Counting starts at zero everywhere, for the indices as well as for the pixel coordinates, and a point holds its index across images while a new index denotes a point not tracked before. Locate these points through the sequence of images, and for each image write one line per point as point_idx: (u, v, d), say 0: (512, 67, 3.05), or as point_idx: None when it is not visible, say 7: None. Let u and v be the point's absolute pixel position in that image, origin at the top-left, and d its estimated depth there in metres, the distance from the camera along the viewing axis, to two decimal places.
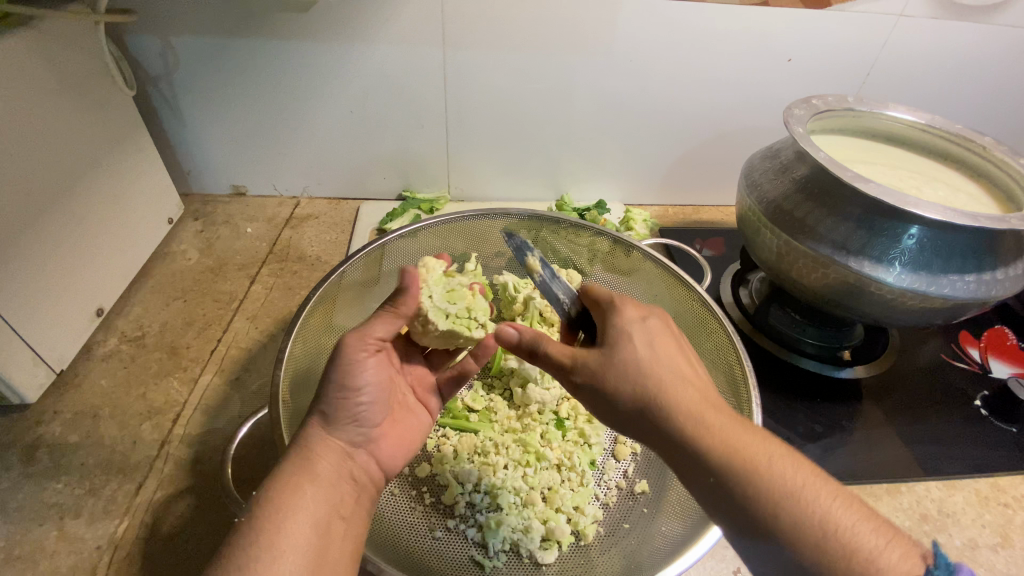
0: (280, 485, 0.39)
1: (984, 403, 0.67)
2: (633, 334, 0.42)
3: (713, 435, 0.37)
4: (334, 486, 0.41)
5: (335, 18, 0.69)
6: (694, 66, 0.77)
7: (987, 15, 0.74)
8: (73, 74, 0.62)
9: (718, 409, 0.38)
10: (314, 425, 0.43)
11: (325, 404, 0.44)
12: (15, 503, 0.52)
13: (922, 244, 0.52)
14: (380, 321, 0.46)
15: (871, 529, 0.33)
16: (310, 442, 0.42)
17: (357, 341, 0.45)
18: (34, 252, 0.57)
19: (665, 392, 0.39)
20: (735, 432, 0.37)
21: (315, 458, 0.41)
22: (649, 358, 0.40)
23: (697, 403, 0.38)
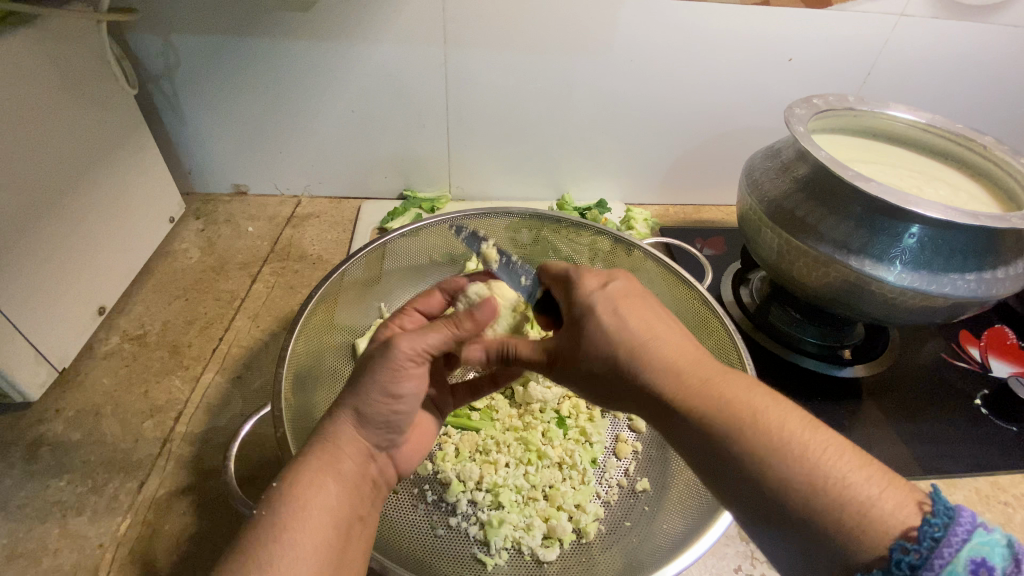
0: (305, 487, 0.37)
1: (984, 402, 0.67)
2: (597, 303, 0.40)
3: (693, 398, 0.36)
4: (355, 492, 0.40)
5: (337, 17, 0.69)
6: (695, 66, 0.77)
7: (987, 15, 0.74)
8: (76, 72, 0.62)
9: (699, 369, 0.37)
10: (345, 422, 0.41)
11: (362, 406, 0.41)
12: (17, 500, 0.53)
13: (922, 243, 0.52)
14: (435, 334, 0.42)
15: (865, 479, 0.31)
16: (340, 440, 0.40)
17: (410, 353, 0.40)
18: (36, 250, 0.58)
19: (640, 362, 0.37)
20: (718, 390, 0.36)
21: (342, 459, 0.40)
22: (617, 328, 0.38)
23: (676, 366, 0.37)
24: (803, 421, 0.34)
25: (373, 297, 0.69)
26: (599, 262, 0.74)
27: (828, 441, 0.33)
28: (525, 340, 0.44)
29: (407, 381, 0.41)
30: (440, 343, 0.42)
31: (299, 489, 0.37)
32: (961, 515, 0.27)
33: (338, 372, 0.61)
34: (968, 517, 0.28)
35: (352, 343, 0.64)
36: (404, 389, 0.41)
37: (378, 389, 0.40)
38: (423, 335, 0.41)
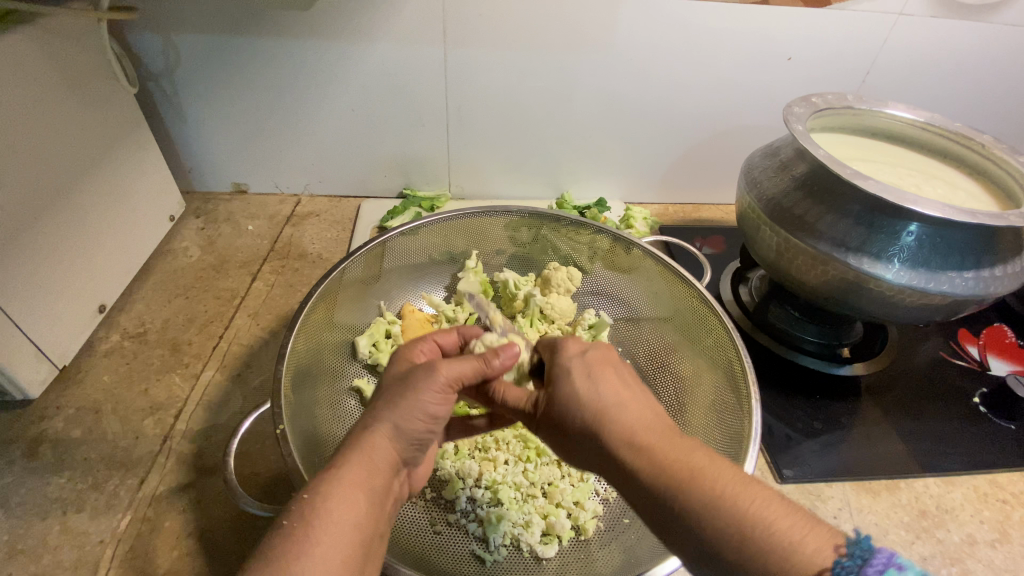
0: (338, 499, 0.36)
1: (982, 400, 0.67)
2: (573, 367, 0.41)
3: (643, 456, 0.36)
4: (381, 507, 0.39)
5: (337, 15, 0.69)
6: (694, 65, 0.77)
7: (986, 14, 0.74)
8: (76, 71, 0.62)
9: (655, 430, 0.37)
10: (381, 435, 0.40)
11: (398, 421, 0.40)
12: (18, 498, 0.53)
13: (921, 241, 0.52)
14: (469, 363, 0.42)
15: (789, 527, 0.32)
16: (375, 451, 0.39)
17: (448, 380, 0.41)
18: (36, 248, 0.58)
19: (603, 422, 0.38)
20: (669, 449, 0.36)
21: (375, 473, 0.39)
22: (587, 390, 0.39)
23: (633, 426, 0.37)
24: (745, 478, 0.34)
25: (373, 295, 0.69)
26: (598, 261, 0.74)
27: (768, 496, 0.33)
28: (513, 388, 0.46)
29: (440, 404, 0.41)
30: (472, 376, 0.42)
31: (333, 500, 0.36)
32: (878, 556, 0.29)
33: (338, 370, 0.61)
34: (885, 556, 0.30)
35: (351, 341, 0.64)
36: (437, 410, 0.41)
37: (416, 407, 0.40)
38: (459, 364, 0.42)
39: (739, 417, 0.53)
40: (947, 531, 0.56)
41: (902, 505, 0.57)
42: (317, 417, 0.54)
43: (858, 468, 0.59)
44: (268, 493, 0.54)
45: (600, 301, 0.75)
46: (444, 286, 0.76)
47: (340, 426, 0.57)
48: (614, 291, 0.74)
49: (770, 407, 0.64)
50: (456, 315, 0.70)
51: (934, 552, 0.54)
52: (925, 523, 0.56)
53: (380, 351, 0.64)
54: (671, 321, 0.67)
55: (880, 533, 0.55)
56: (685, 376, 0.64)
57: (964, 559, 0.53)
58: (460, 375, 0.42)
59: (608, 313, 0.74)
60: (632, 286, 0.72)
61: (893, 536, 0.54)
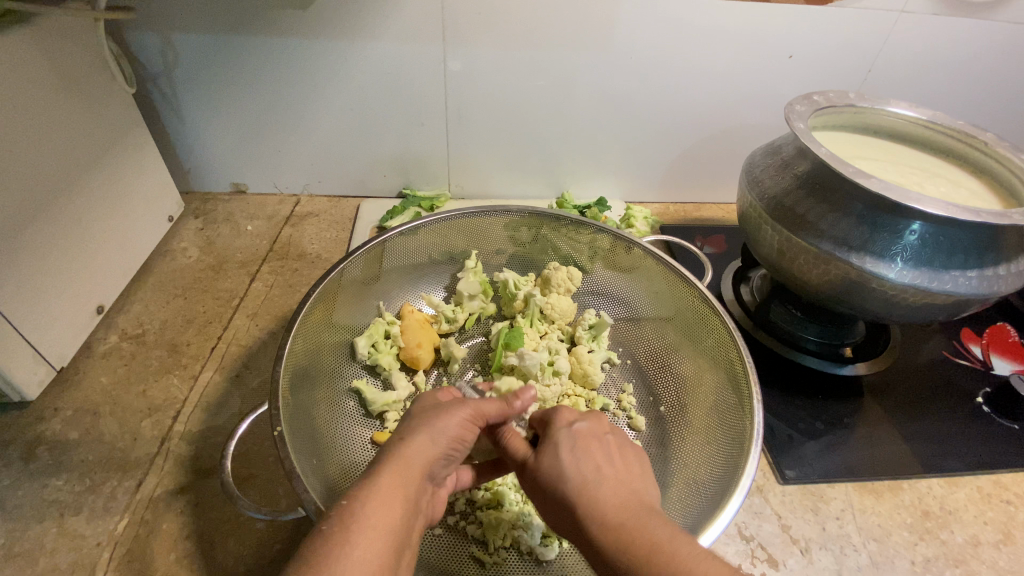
0: (373, 505, 0.36)
1: (985, 400, 0.67)
2: (560, 439, 0.43)
3: (608, 532, 0.37)
4: (411, 521, 0.38)
5: (336, 15, 0.69)
6: (695, 63, 0.77)
7: (988, 11, 0.74)
8: (74, 71, 0.62)
9: (623, 509, 0.38)
10: (418, 445, 0.41)
11: (433, 432, 0.42)
12: (15, 500, 0.52)
13: (924, 240, 0.52)
14: (494, 403, 0.46)
15: None
16: (409, 462, 0.39)
17: (473, 414, 0.44)
18: (34, 248, 0.57)
19: (578, 495, 0.39)
20: (633, 528, 0.37)
21: (411, 480, 0.39)
22: (570, 464, 0.41)
23: (601, 503, 0.38)
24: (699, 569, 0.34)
25: (372, 295, 0.69)
26: (599, 261, 0.74)
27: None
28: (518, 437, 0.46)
29: (465, 429, 0.44)
30: (496, 416, 0.46)
31: (369, 505, 0.36)
32: None
33: (337, 371, 0.61)
34: None
35: (350, 341, 0.64)
36: (464, 434, 0.43)
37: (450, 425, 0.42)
38: (484, 403, 0.45)
39: (740, 418, 0.53)
40: (950, 533, 0.55)
41: (905, 506, 0.57)
42: (315, 419, 0.54)
43: (860, 469, 0.59)
44: (267, 496, 0.54)
45: (600, 301, 0.75)
46: (443, 286, 0.76)
47: (338, 427, 0.56)
48: (615, 291, 0.74)
49: (771, 406, 0.64)
50: (456, 315, 0.69)
51: (938, 554, 0.53)
52: (929, 524, 0.55)
53: (379, 351, 0.63)
54: (672, 321, 0.67)
55: (884, 534, 0.54)
56: (687, 376, 0.63)
57: (968, 560, 0.53)
58: (485, 410, 0.45)
59: (608, 313, 0.74)
60: (633, 286, 0.71)
61: (897, 538, 0.54)
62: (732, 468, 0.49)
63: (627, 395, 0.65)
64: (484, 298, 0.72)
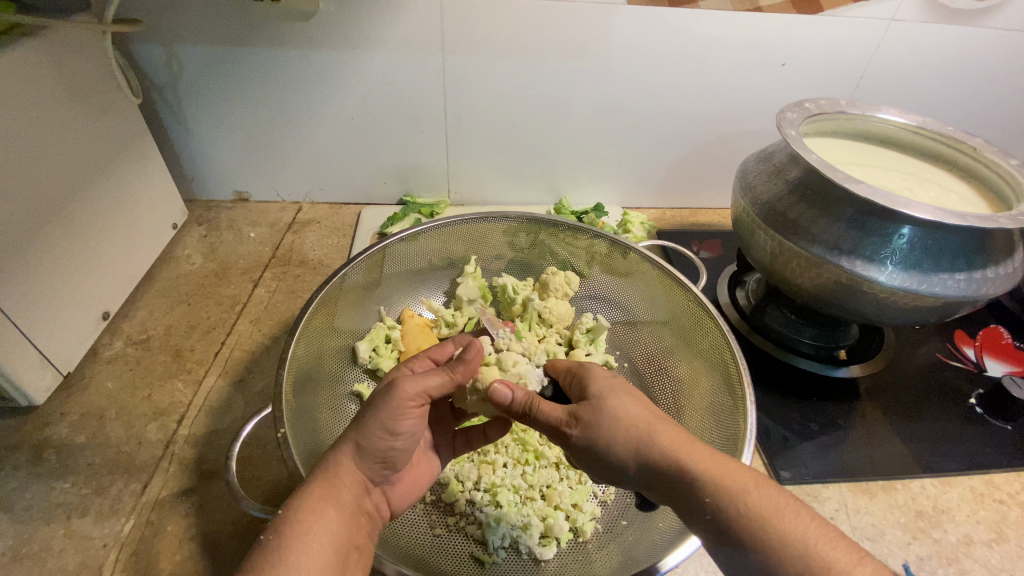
0: (306, 513, 0.38)
1: (978, 401, 0.68)
2: (619, 388, 0.45)
3: (698, 461, 0.40)
4: (353, 520, 0.41)
5: (338, 27, 0.70)
6: (690, 72, 0.79)
7: (978, 18, 0.75)
8: (81, 82, 0.63)
9: (703, 445, 0.42)
10: (345, 454, 0.43)
11: (361, 438, 0.42)
12: (23, 503, 0.53)
13: (912, 244, 0.53)
14: (436, 377, 0.45)
15: (840, 543, 0.35)
16: (338, 469, 0.42)
17: (415, 396, 0.43)
18: (42, 256, 0.59)
19: (656, 430, 0.42)
20: (719, 464, 0.40)
21: (342, 487, 0.41)
22: (638, 406, 0.44)
23: (683, 440, 0.42)
24: (788, 494, 0.38)
25: (373, 301, 0.70)
26: (597, 265, 0.75)
27: (813, 517, 0.37)
28: (547, 403, 0.45)
29: (407, 419, 0.43)
30: (441, 387, 0.45)
31: (301, 514, 0.38)
32: None
33: (339, 375, 0.62)
34: None
35: (352, 345, 0.65)
36: (404, 426, 0.43)
37: (382, 423, 0.42)
38: (426, 379, 0.44)
39: (735, 419, 0.54)
40: (943, 532, 0.56)
41: (899, 505, 0.58)
42: (318, 422, 0.55)
43: (854, 470, 0.60)
44: (270, 497, 0.55)
45: (598, 305, 0.76)
46: (443, 291, 0.77)
47: (340, 429, 0.57)
48: (613, 295, 0.75)
49: (766, 408, 0.65)
50: (455, 320, 0.71)
51: (930, 552, 0.54)
52: (922, 523, 0.56)
53: (380, 355, 0.65)
54: (668, 325, 0.68)
55: (877, 534, 0.55)
56: (683, 378, 0.64)
57: (960, 558, 0.54)
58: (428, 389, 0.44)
59: (607, 318, 0.75)
60: (630, 289, 0.72)
61: (890, 537, 0.55)
62: None
63: None
64: (483, 302, 0.73)
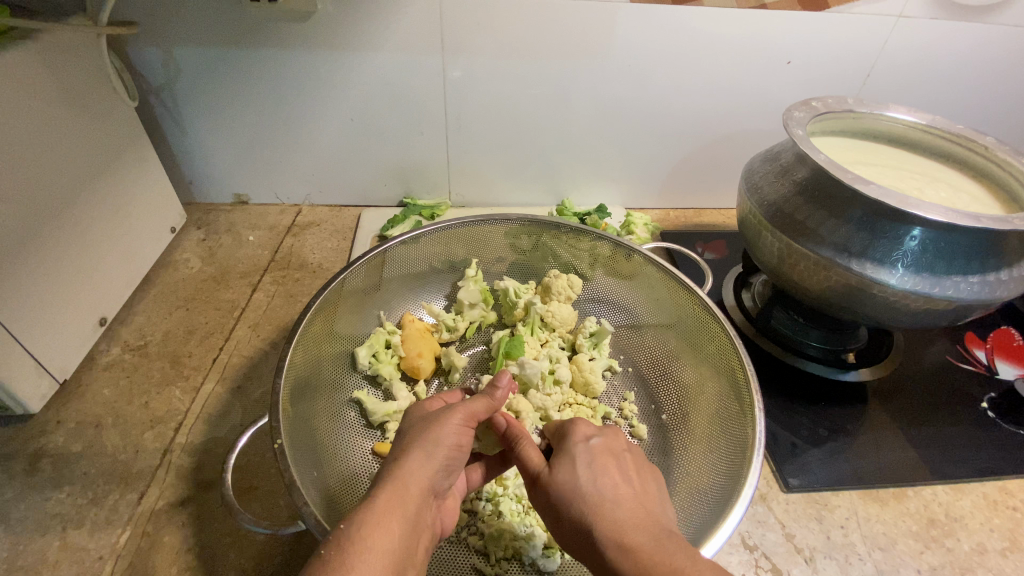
0: (372, 528, 0.37)
1: (990, 405, 0.66)
2: (577, 454, 0.44)
3: (625, 557, 0.37)
4: (413, 535, 0.39)
5: (336, 26, 0.69)
6: (693, 71, 0.77)
7: (986, 14, 0.74)
8: (75, 86, 0.62)
9: (640, 530, 0.38)
10: (414, 464, 0.42)
11: (428, 447, 0.43)
12: (17, 514, 0.53)
13: (925, 245, 0.51)
14: (481, 402, 0.47)
15: None
16: (406, 480, 0.40)
17: (468, 413, 0.46)
18: (37, 262, 0.58)
19: (596, 513, 0.40)
20: (650, 552, 0.37)
21: (408, 500, 0.40)
22: (586, 480, 0.42)
23: (621, 523, 0.39)
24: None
25: (372, 305, 0.68)
26: (599, 267, 0.74)
27: None
28: (535, 448, 0.47)
29: (461, 433, 0.45)
30: (484, 412, 0.47)
31: (366, 527, 0.37)
32: None
33: (338, 381, 0.61)
34: None
35: (352, 351, 0.64)
36: (460, 438, 0.45)
37: (443, 434, 0.44)
38: (471, 403, 0.46)
39: (742, 425, 0.52)
40: (956, 540, 0.54)
41: (910, 513, 0.56)
42: (315, 429, 0.54)
43: (864, 476, 0.58)
44: (267, 509, 0.54)
45: (601, 309, 0.75)
46: (444, 295, 0.76)
47: (339, 438, 0.56)
48: (615, 299, 0.74)
49: (773, 414, 0.63)
50: (456, 324, 0.69)
51: (943, 562, 0.53)
52: (934, 532, 0.55)
53: (380, 361, 0.64)
54: (673, 329, 0.67)
55: (889, 543, 0.54)
56: (687, 383, 0.63)
57: (974, 568, 0.52)
58: (475, 411, 0.46)
59: (610, 321, 0.74)
60: (634, 292, 0.71)
61: (902, 547, 0.54)
62: (735, 473, 0.49)
63: (628, 403, 0.65)
64: (485, 306, 0.73)
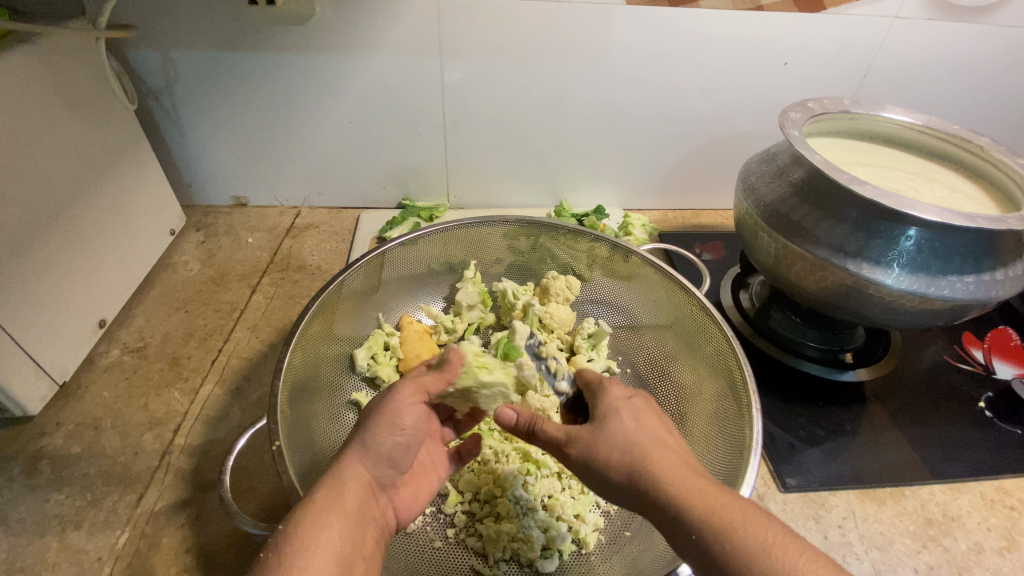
0: (310, 526, 0.37)
1: (987, 404, 0.66)
2: (622, 408, 0.45)
3: (691, 493, 0.37)
4: (357, 528, 0.39)
5: (333, 29, 0.70)
6: (690, 72, 0.78)
7: (982, 15, 0.74)
8: (74, 89, 0.62)
9: (698, 474, 0.39)
10: (353, 458, 0.42)
11: (365, 437, 0.43)
12: (17, 515, 0.53)
13: (920, 245, 0.52)
14: (429, 375, 0.47)
15: None
16: (344, 475, 0.41)
17: (411, 395, 0.45)
18: (36, 265, 0.58)
19: (652, 457, 0.40)
20: (713, 493, 0.37)
21: (348, 494, 0.40)
22: (635, 428, 0.42)
23: (680, 468, 0.39)
24: (780, 525, 0.35)
25: (371, 307, 0.69)
26: (598, 269, 0.74)
27: (807, 553, 0.33)
28: (552, 423, 0.46)
29: (409, 414, 0.44)
30: (433, 385, 0.47)
31: (304, 525, 0.37)
32: None
33: (336, 384, 0.61)
34: None
35: (350, 353, 0.64)
36: (407, 421, 0.44)
37: (386, 422, 0.43)
38: (419, 377, 0.47)
39: (740, 426, 0.53)
40: (953, 540, 0.55)
41: (907, 513, 0.56)
42: (313, 431, 0.54)
43: (861, 476, 0.58)
44: (266, 509, 0.54)
45: (600, 309, 0.75)
46: (442, 297, 0.76)
47: (338, 440, 0.56)
48: (613, 299, 0.74)
49: (770, 414, 0.63)
50: (456, 326, 0.70)
51: (940, 562, 0.53)
52: (932, 531, 0.55)
53: (379, 363, 0.64)
54: (671, 329, 0.67)
55: (886, 542, 0.54)
56: (686, 384, 0.63)
57: (971, 567, 0.52)
58: (423, 384, 0.46)
59: (608, 322, 0.74)
60: (632, 294, 0.71)
61: (899, 546, 0.54)
62: (733, 476, 0.49)
63: None
64: (483, 308, 0.73)
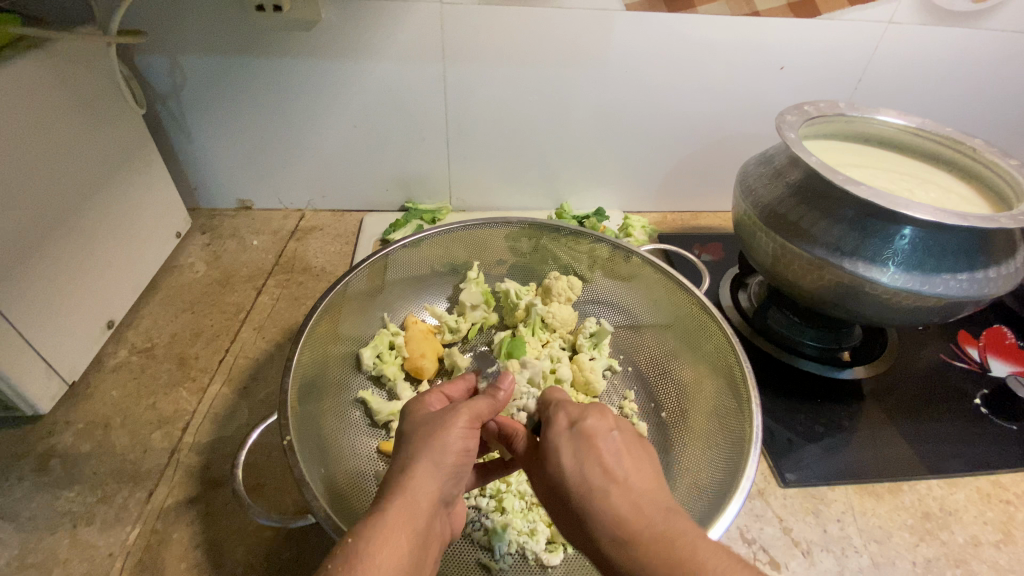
0: (382, 545, 0.37)
1: (983, 402, 0.67)
2: (560, 444, 0.42)
3: (621, 552, 0.36)
4: (423, 545, 0.40)
5: (339, 35, 0.71)
6: (689, 77, 0.79)
7: (974, 20, 0.76)
8: (86, 93, 0.64)
9: (630, 522, 0.37)
10: (425, 475, 0.41)
11: (436, 456, 0.42)
12: (28, 512, 0.53)
13: (915, 244, 0.53)
14: (483, 401, 0.46)
15: None
16: (416, 492, 0.40)
17: (468, 421, 0.44)
18: (46, 266, 0.59)
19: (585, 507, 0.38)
20: (642, 548, 0.36)
21: (417, 513, 0.40)
22: (571, 471, 0.40)
23: (611, 518, 0.37)
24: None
25: (376, 307, 0.70)
26: (598, 269, 0.75)
27: None
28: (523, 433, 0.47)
29: (467, 439, 0.44)
30: (487, 412, 0.46)
31: (374, 543, 0.37)
32: None
33: (343, 382, 0.62)
34: None
35: (356, 353, 0.65)
36: (466, 444, 0.44)
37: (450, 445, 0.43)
38: (474, 403, 0.45)
39: (740, 422, 0.54)
40: (950, 533, 0.56)
41: (905, 507, 0.57)
42: (322, 428, 0.55)
43: (859, 471, 0.59)
44: (276, 504, 0.55)
45: (600, 309, 0.76)
46: (445, 297, 0.77)
47: (344, 436, 0.57)
48: (614, 299, 0.75)
49: (771, 412, 0.64)
50: (458, 326, 0.71)
51: (938, 554, 0.54)
52: (929, 525, 0.56)
53: (384, 362, 0.65)
54: (671, 328, 0.68)
55: (884, 536, 0.55)
56: (686, 382, 0.64)
57: (967, 561, 0.53)
58: (479, 410, 0.45)
59: (609, 321, 0.75)
60: (633, 294, 0.72)
61: (897, 539, 0.55)
62: (732, 474, 0.50)
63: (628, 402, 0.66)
64: (486, 308, 0.74)
